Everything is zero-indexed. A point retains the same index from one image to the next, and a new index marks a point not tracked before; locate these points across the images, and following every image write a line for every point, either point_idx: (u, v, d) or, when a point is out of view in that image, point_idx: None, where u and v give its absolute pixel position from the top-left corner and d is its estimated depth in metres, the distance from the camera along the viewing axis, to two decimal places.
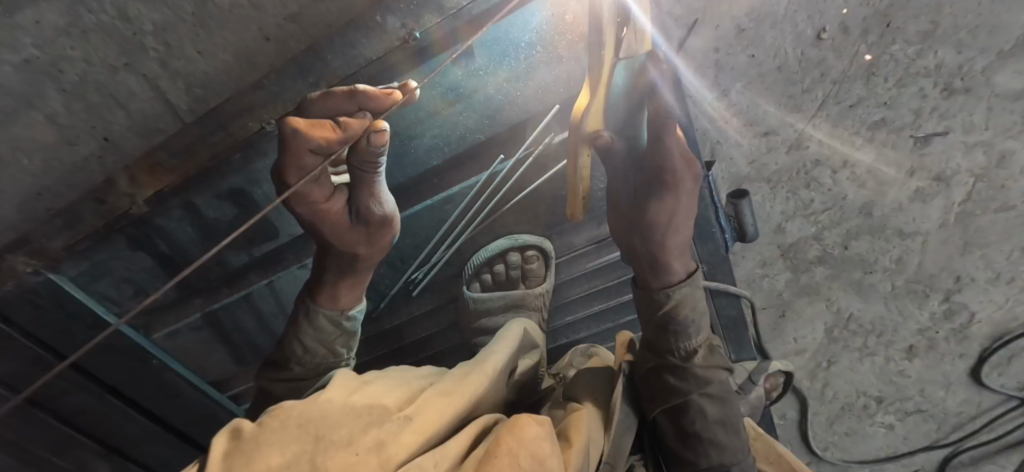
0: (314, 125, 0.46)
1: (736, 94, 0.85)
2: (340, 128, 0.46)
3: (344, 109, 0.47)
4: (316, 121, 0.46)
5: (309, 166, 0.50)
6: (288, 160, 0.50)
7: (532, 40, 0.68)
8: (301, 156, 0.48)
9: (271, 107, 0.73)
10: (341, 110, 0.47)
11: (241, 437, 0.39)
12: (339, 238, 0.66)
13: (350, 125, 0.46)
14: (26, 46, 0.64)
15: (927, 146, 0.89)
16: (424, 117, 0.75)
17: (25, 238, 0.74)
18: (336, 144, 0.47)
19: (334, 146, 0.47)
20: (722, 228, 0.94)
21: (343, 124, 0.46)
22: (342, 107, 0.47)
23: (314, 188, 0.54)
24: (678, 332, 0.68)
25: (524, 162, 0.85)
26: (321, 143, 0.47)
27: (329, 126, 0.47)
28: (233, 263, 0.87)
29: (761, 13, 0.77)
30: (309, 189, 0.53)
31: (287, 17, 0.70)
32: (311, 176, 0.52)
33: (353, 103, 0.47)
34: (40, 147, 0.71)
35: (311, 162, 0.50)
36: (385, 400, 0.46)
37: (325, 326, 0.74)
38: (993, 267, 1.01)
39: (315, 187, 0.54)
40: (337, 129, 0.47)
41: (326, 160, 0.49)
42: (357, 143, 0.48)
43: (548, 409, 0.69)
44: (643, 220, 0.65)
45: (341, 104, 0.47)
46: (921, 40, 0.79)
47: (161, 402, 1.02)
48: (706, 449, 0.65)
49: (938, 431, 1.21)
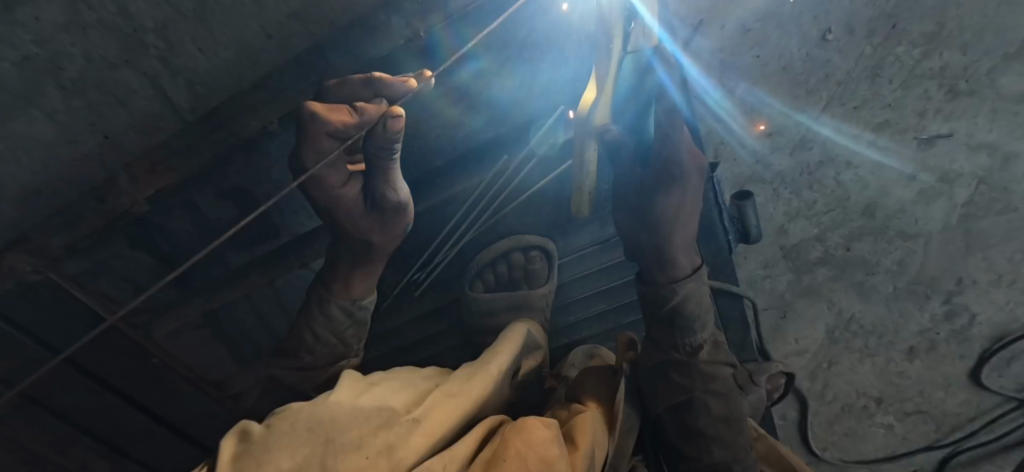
0: (332, 111, 0.49)
1: (744, 94, 0.84)
2: (356, 113, 0.49)
3: (362, 97, 0.51)
4: (335, 107, 0.49)
5: (328, 151, 0.52)
6: (306, 146, 0.52)
7: (537, 38, 0.69)
8: (319, 139, 0.50)
9: (273, 106, 0.74)
10: (359, 97, 0.51)
11: (252, 439, 0.40)
12: (354, 225, 0.66)
13: (367, 110, 0.48)
14: (25, 42, 0.61)
15: (931, 148, 0.88)
16: (428, 116, 0.77)
17: (22, 237, 0.72)
18: (352, 128, 0.49)
19: (352, 130, 0.49)
20: (727, 228, 0.93)
21: (360, 108, 0.48)
22: (358, 94, 0.51)
23: (330, 172, 0.55)
24: (682, 327, 0.68)
25: (531, 161, 0.84)
26: (339, 128, 0.49)
27: (347, 110, 0.49)
28: (232, 261, 0.91)
29: (766, 13, 0.77)
30: (326, 173, 0.55)
31: (291, 15, 0.70)
32: (327, 161, 0.53)
33: (371, 89, 0.50)
34: (40, 144, 0.70)
35: (328, 146, 0.51)
36: (392, 402, 0.46)
37: (336, 315, 0.73)
38: (994, 269, 1.02)
39: (332, 172, 0.55)
40: (354, 114, 0.49)
41: (343, 145, 0.51)
42: (374, 129, 0.50)
43: (552, 408, 0.69)
44: (652, 215, 0.64)
45: (359, 91, 0.50)
46: (927, 41, 0.78)
47: (162, 401, 1.02)
48: (709, 445, 0.66)
49: (937, 431, 1.23)
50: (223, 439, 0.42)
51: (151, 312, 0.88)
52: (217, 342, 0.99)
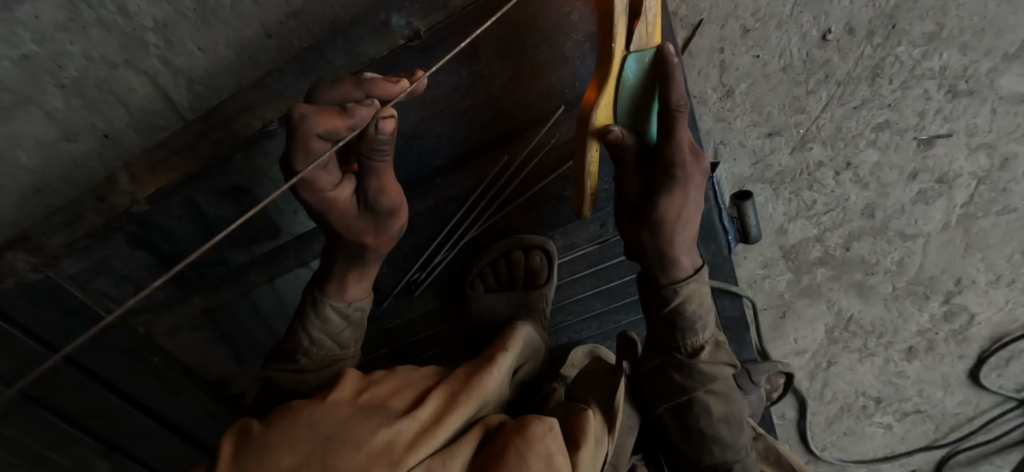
0: (323, 112, 0.48)
1: (745, 94, 0.83)
2: (347, 114, 0.48)
3: (354, 98, 0.51)
4: (324, 109, 0.48)
5: (318, 153, 0.51)
6: (296, 150, 0.50)
7: (538, 40, 0.70)
8: (308, 143, 0.49)
9: (271, 107, 0.74)
10: (350, 97, 0.51)
11: (252, 436, 0.40)
12: (347, 228, 0.65)
13: (358, 112, 0.49)
14: (25, 41, 0.63)
15: (931, 148, 0.88)
16: (428, 116, 0.78)
17: (23, 236, 0.76)
18: (344, 130, 0.48)
19: (343, 132, 0.49)
20: (725, 229, 0.94)
21: (351, 110, 0.48)
22: (351, 95, 0.51)
23: (322, 173, 0.55)
24: (682, 328, 0.68)
25: (530, 164, 0.85)
26: (328, 130, 0.48)
27: (337, 112, 0.48)
28: (233, 260, 0.89)
29: (768, 13, 0.75)
30: (318, 175, 0.54)
31: (288, 14, 0.68)
32: (318, 164, 0.53)
33: (362, 91, 0.50)
34: (40, 142, 0.71)
35: (320, 150, 0.50)
36: (392, 400, 0.46)
37: (331, 317, 0.73)
38: (993, 269, 1.02)
39: (323, 173, 0.55)
40: (344, 115, 0.48)
41: (334, 146, 0.50)
42: (365, 130, 0.50)
43: (549, 408, 0.69)
44: (655, 216, 0.64)
45: (352, 92, 0.51)
46: (926, 41, 0.77)
47: (162, 401, 1.01)
48: (710, 445, 0.67)
49: (936, 431, 1.25)
50: (224, 436, 0.42)
51: (149, 310, 0.92)
52: (217, 343, 1.01)
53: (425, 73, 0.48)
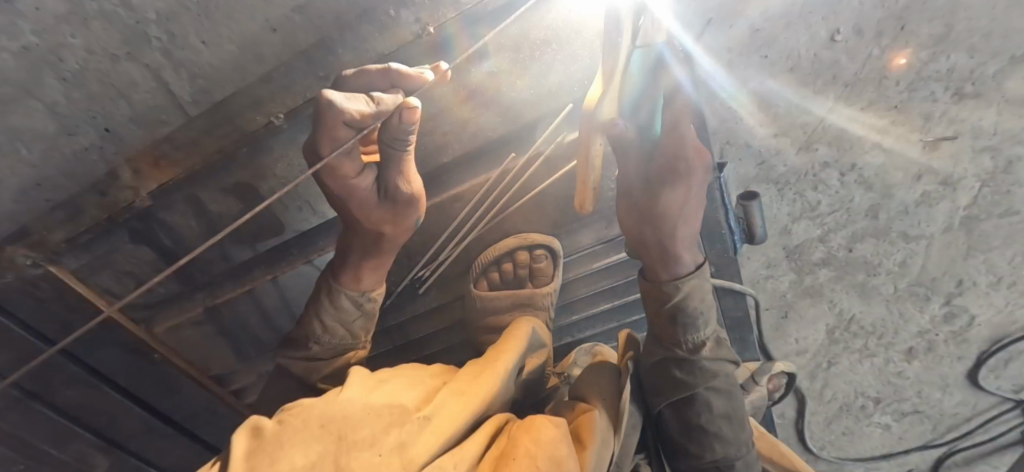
0: (351, 99, 0.46)
1: (755, 90, 0.82)
2: (374, 102, 0.47)
3: (379, 87, 0.49)
4: (352, 95, 0.46)
5: (343, 139, 0.50)
6: (321, 135, 0.50)
7: (547, 37, 0.69)
8: (334, 129, 0.48)
9: (280, 101, 0.73)
10: (376, 87, 0.49)
11: (264, 435, 0.40)
12: (365, 215, 0.65)
13: (384, 100, 0.47)
14: (25, 32, 0.61)
15: (936, 150, 0.88)
16: (436, 113, 0.77)
17: (25, 231, 0.76)
18: (369, 119, 0.47)
19: (369, 121, 0.48)
20: (732, 230, 0.93)
21: (377, 98, 0.47)
22: (376, 84, 0.49)
23: (345, 161, 0.54)
24: (685, 324, 0.68)
25: (535, 161, 0.82)
26: (356, 117, 0.47)
27: (365, 99, 0.47)
28: (236, 257, 0.89)
29: (775, 14, 0.74)
30: (342, 162, 0.54)
31: (295, 8, 0.66)
32: (342, 150, 0.52)
33: (388, 80, 0.48)
34: (39, 136, 0.70)
35: (345, 136, 0.50)
36: (404, 399, 0.46)
37: (346, 307, 0.72)
38: (994, 272, 1.02)
39: (347, 160, 0.54)
40: (372, 103, 0.47)
41: (359, 134, 0.49)
42: (390, 119, 0.49)
43: (557, 408, 0.68)
44: (656, 209, 0.63)
45: (376, 80, 0.48)
46: (934, 43, 0.76)
47: (164, 397, 1.03)
48: (711, 442, 0.66)
49: (933, 431, 1.26)
50: (235, 433, 0.42)
51: (151, 306, 0.91)
52: (216, 337, 1.00)
53: (451, 65, 0.48)
